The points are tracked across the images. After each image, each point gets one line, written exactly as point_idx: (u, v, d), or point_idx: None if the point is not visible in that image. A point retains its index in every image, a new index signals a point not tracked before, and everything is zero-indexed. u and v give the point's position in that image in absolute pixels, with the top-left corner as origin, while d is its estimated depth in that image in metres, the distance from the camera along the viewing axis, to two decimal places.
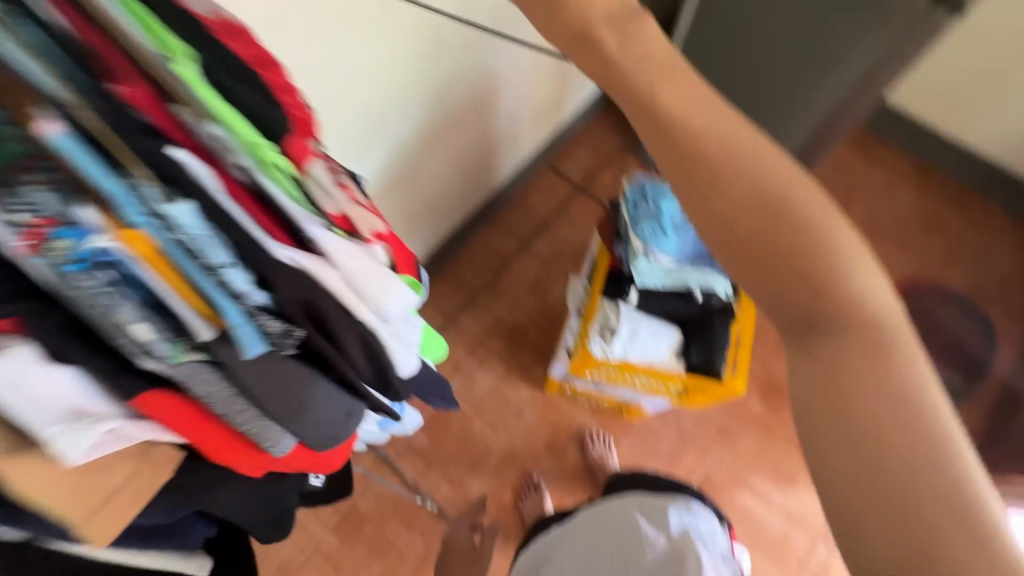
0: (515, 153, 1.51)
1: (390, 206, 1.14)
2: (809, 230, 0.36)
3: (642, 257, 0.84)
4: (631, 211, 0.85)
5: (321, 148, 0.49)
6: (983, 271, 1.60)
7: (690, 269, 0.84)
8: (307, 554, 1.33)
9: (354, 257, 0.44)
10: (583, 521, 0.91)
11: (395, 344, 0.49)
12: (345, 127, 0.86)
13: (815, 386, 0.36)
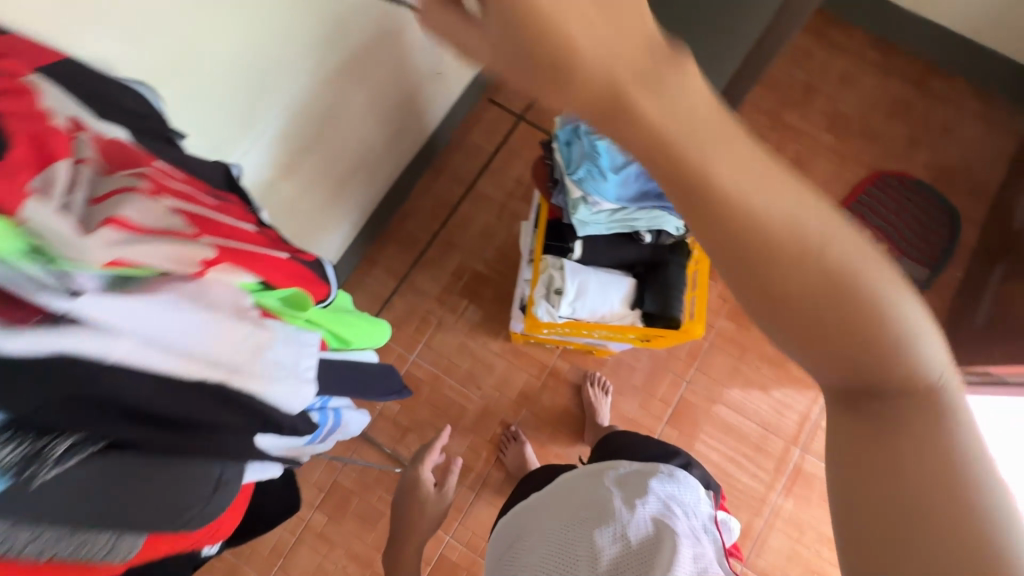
0: (445, 91, 1.35)
1: (306, 178, 1.02)
2: (880, 314, 0.31)
3: (581, 205, 0.75)
4: (564, 152, 0.76)
5: (103, 169, 0.41)
6: (952, 152, 1.53)
7: (636, 211, 0.76)
8: (298, 535, 1.33)
9: (144, 322, 0.40)
10: (564, 485, 0.93)
11: (253, 380, 0.47)
12: (218, 97, 0.73)
13: (875, 476, 0.33)
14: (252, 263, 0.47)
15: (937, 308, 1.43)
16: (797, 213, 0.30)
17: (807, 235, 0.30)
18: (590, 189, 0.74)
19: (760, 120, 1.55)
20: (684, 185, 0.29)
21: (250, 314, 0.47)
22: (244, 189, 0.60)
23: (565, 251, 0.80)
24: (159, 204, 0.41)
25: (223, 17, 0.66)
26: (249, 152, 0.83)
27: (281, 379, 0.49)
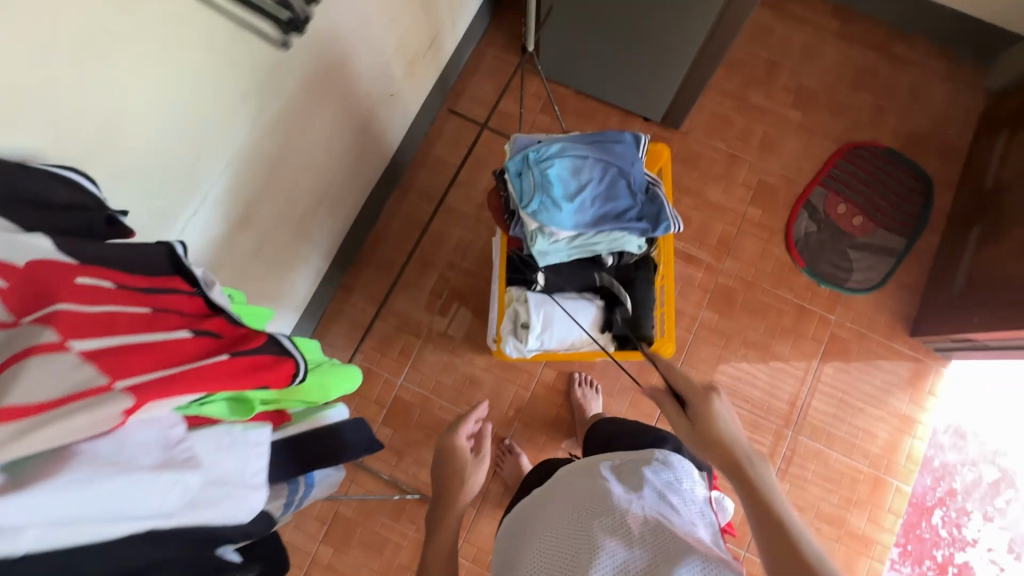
0: (401, 111, 1.32)
1: (264, 223, 0.99)
2: (764, 477, 0.63)
3: (539, 235, 0.75)
4: (517, 183, 0.74)
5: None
6: (919, 115, 1.52)
7: (595, 236, 0.75)
8: (306, 569, 1.34)
9: (54, 509, 0.37)
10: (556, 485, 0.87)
11: (191, 515, 0.46)
12: (158, 165, 0.71)
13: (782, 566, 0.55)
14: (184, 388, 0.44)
15: (916, 276, 1.43)
16: (740, 441, 0.68)
17: (744, 444, 0.68)
18: (546, 221, 0.73)
19: (724, 103, 1.53)
20: (697, 410, 0.72)
21: (178, 444, 0.47)
22: (189, 265, 0.55)
23: (528, 283, 0.80)
24: (62, 359, 0.39)
25: (137, 84, 0.63)
26: (198, 211, 0.81)
27: (222, 498, 0.49)
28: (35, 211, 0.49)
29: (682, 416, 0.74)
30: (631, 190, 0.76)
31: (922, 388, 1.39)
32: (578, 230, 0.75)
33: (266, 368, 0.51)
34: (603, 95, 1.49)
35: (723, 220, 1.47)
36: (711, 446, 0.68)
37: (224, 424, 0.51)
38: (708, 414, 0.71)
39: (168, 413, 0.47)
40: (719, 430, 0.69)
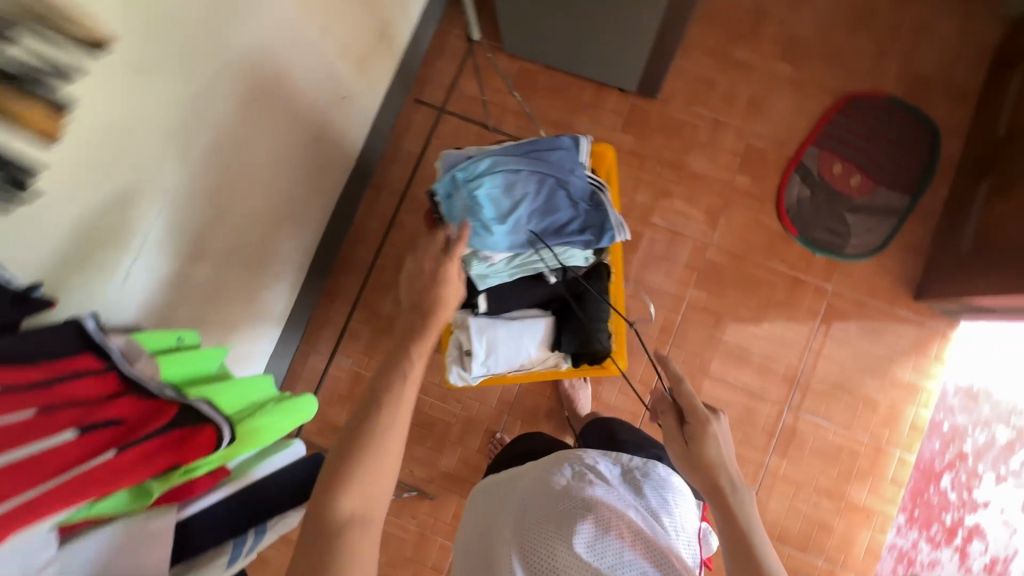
0: (358, 112, 1.28)
1: (217, 252, 0.98)
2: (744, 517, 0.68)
3: (476, 260, 0.75)
4: (448, 208, 0.74)
5: None
6: (925, 55, 1.38)
7: (533, 254, 0.75)
8: None
9: None
10: (534, 480, 0.78)
11: None
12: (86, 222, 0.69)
13: None
14: (57, 505, 0.41)
15: (921, 236, 1.34)
16: (723, 465, 0.72)
17: (722, 466, 0.71)
18: (479, 246, 0.73)
19: (706, 63, 1.42)
20: (689, 428, 0.75)
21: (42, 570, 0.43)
22: (102, 340, 0.55)
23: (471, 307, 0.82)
24: None
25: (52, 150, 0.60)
26: (139, 257, 0.80)
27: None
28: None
29: (680, 441, 0.76)
30: (571, 204, 0.75)
31: (926, 353, 1.33)
32: (515, 252, 0.76)
33: (174, 446, 0.51)
34: (573, 69, 1.40)
35: (709, 192, 1.39)
36: (705, 478, 0.71)
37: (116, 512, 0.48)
38: (707, 444, 0.73)
39: (43, 532, 0.44)
40: (715, 467, 0.71)
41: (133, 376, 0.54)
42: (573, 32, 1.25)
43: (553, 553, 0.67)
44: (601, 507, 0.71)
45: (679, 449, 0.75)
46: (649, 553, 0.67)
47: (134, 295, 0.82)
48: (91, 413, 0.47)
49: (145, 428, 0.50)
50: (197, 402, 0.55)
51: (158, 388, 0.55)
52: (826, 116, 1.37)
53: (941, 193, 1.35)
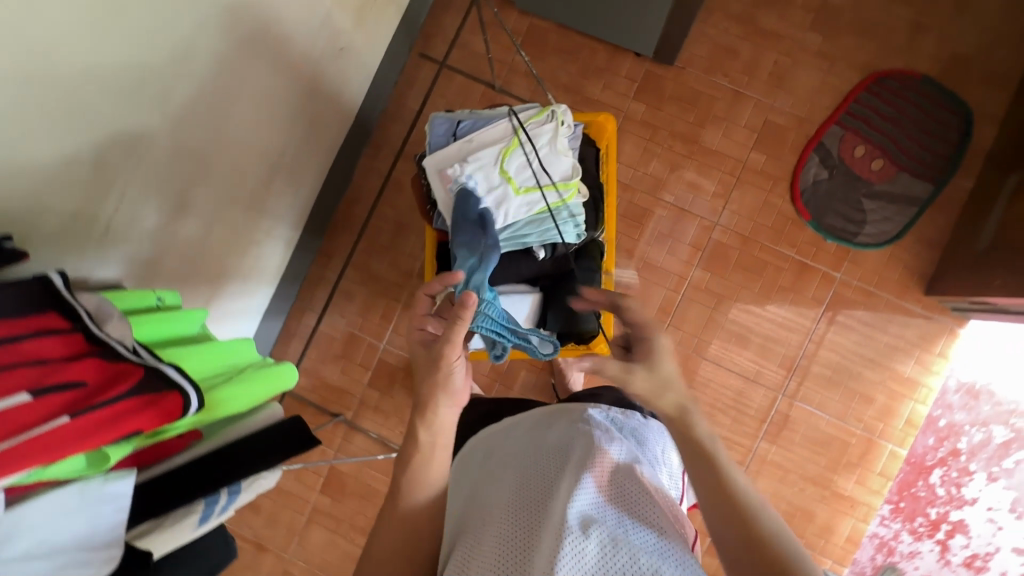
0: (357, 66, 1.22)
1: (204, 207, 0.96)
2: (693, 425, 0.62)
3: None
4: (435, 181, 0.73)
5: None
6: (965, 30, 1.27)
7: (524, 228, 0.75)
8: (308, 514, 1.45)
9: None
10: (533, 428, 0.72)
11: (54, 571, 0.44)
12: (60, 181, 0.67)
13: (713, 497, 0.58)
14: (15, 467, 0.41)
15: (939, 227, 1.28)
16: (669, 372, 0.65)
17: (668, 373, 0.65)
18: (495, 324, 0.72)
19: (729, 29, 1.33)
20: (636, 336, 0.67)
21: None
22: (69, 298, 0.55)
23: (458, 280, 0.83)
24: None
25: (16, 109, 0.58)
26: (121, 208, 0.79)
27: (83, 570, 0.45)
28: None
29: (638, 369, 0.64)
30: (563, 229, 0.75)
31: (932, 349, 1.29)
32: (506, 224, 0.75)
33: (140, 408, 0.50)
34: (587, 29, 1.32)
35: (721, 169, 1.33)
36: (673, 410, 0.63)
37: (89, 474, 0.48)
38: (656, 351, 0.65)
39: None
40: (668, 389, 0.64)
41: (99, 336, 0.54)
42: None
43: (537, 504, 0.58)
44: (596, 451, 0.65)
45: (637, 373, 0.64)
46: (642, 509, 0.60)
47: (117, 245, 0.81)
48: (56, 370, 0.48)
49: (116, 390, 0.49)
50: (163, 366, 0.54)
51: (124, 348, 0.55)
52: (851, 94, 1.29)
53: (967, 183, 1.27)
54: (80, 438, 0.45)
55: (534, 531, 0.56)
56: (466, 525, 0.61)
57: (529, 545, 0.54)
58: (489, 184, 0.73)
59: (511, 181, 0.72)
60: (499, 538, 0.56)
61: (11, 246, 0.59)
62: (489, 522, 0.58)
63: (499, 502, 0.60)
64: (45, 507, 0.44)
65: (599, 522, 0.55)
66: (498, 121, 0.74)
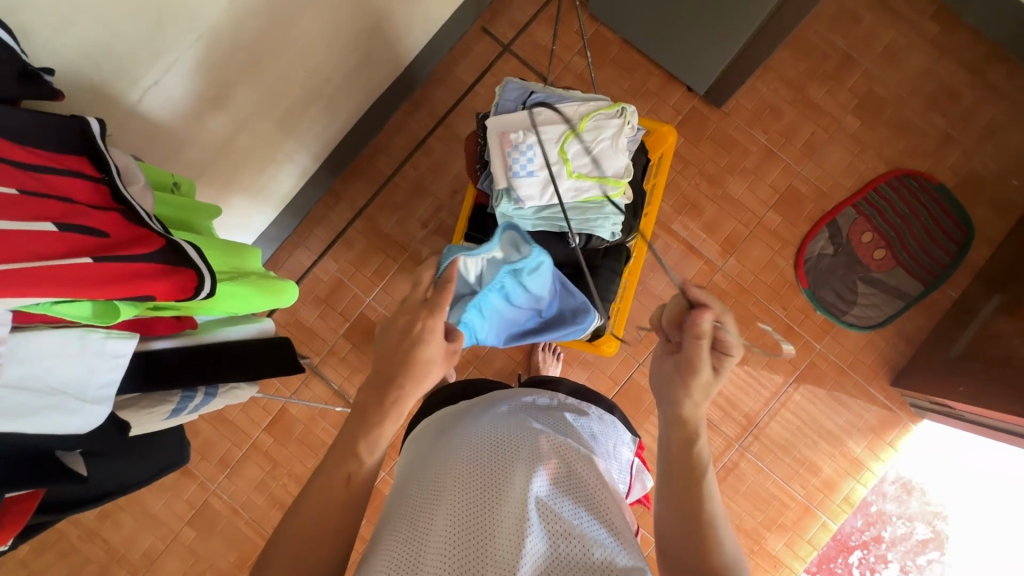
0: (423, 19, 1.21)
1: (237, 108, 0.93)
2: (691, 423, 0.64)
3: (507, 199, 0.77)
4: (496, 143, 0.75)
5: None
6: (985, 153, 1.36)
7: (565, 210, 0.77)
8: (245, 450, 1.41)
9: None
10: (499, 407, 0.67)
11: (60, 411, 0.48)
12: (114, 39, 0.66)
13: (675, 479, 0.62)
14: (19, 290, 0.40)
15: (919, 327, 1.35)
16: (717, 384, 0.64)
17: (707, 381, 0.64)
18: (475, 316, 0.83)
19: (780, 91, 1.38)
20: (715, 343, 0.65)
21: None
22: (103, 149, 0.52)
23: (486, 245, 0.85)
24: None
25: None
26: (162, 83, 0.76)
27: (46, 414, 0.47)
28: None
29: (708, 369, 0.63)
30: (603, 224, 0.78)
31: (883, 437, 1.35)
32: (548, 203, 0.76)
33: (145, 276, 0.47)
34: (649, 51, 1.34)
35: (738, 218, 1.37)
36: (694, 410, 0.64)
37: (99, 333, 0.50)
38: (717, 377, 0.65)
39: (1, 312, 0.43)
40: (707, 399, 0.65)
41: (125, 196, 0.51)
42: (662, 11, 1.20)
43: (486, 493, 0.51)
44: (558, 439, 0.59)
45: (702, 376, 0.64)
46: (599, 506, 0.53)
47: (146, 117, 0.77)
48: (80, 213, 0.46)
49: (126, 251, 0.46)
50: (182, 240, 0.52)
51: (146, 215, 0.52)
52: (871, 182, 1.36)
53: (955, 293, 1.34)
54: (90, 283, 0.44)
55: (485, 511, 0.49)
56: (415, 498, 0.55)
57: (480, 520, 0.48)
58: (545, 159, 0.74)
59: (567, 162, 0.74)
60: (446, 508, 0.50)
61: (50, 81, 0.54)
62: (439, 493, 0.53)
63: (452, 475, 0.54)
64: (44, 344, 0.47)
65: (552, 513, 0.49)
66: (570, 102, 0.76)
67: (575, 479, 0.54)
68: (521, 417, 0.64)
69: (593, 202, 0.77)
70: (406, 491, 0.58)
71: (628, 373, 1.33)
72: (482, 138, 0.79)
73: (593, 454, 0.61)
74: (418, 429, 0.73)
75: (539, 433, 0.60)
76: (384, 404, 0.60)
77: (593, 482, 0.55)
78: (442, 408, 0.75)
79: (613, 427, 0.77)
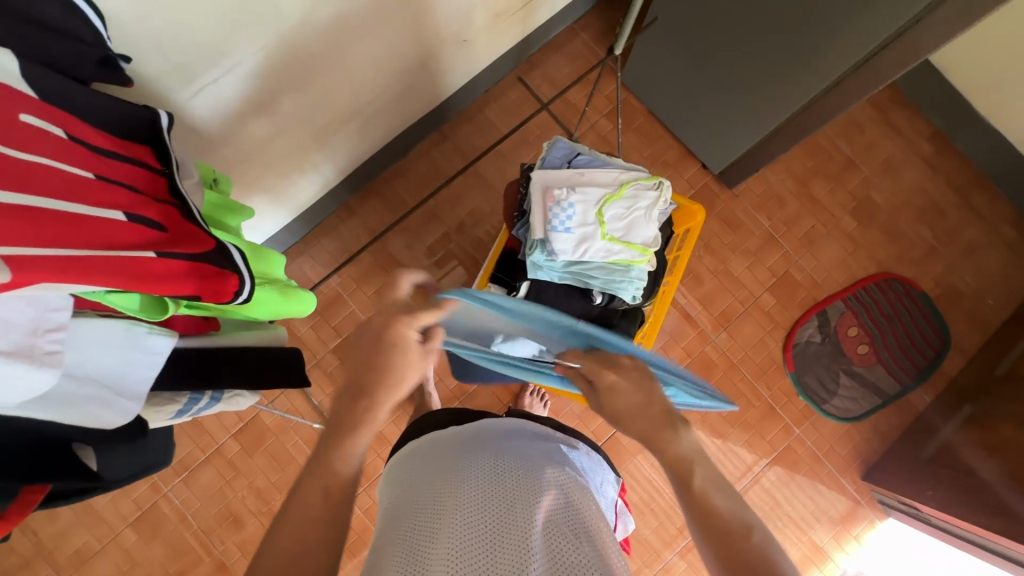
0: (468, 60, 1.26)
1: (281, 115, 0.94)
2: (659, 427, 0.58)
3: (540, 249, 0.79)
4: (537, 196, 0.78)
5: None
6: (965, 270, 1.45)
7: (593, 268, 0.79)
8: (208, 455, 1.34)
9: None
10: (493, 433, 0.68)
11: (83, 404, 0.49)
12: (188, 37, 0.68)
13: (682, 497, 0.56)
14: (84, 276, 0.39)
15: (892, 426, 1.39)
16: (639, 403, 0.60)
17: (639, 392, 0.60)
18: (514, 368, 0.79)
19: (786, 182, 1.47)
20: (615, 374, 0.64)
21: (47, 332, 0.44)
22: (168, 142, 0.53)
23: (511, 289, 0.86)
24: None
25: None
26: (219, 81, 0.78)
27: (91, 405, 0.49)
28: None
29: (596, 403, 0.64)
30: (628, 285, 0.80)
31: (849, 530, 1.37)
32: (578, 259, 0.78)
33: (194, 277, 0.48)
34: (672, 126, 1.42)
35: (735, 294, 1.42)
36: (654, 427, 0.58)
37: (134, 327, 0.53)
38: (615, 399, 0.61)
39: (60, 298, 0.46)
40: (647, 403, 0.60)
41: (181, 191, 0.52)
42: (691, 93, 1.27)
43: (489, 524, 0.51)
44: (555, 472, 0.60)
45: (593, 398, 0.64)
46: (598, 536, 0.53)
47: (197, 109, 0.79)
48: (141, 205, 0.46)
49: (179, 249, 0.47)
50: (230, 246, 0.53)
51: (198, 215, 0.52)
52: (861, 280, 1.43)
53: (928, 398, 1.40)
54: (145, 278, 0.43)
55: (489, 543, 0.49)
56: (413, 523, 0.54)
57: (483, 554, 0.49)
58: (582, 219, 0.77)
59: (602, 225, 0.77)
60: (448, 534, 0.51)
61: (123, 68, 0.55)
62: (446, 511, 0.53)
63: (451, 503, 0.54)
64: (91, 332, 0.50)
65: (557, 536, 0.50)
66: (612, 167, 0.81)
67: (574, 511, 0.55)
68: (517, 446, 0.65)
69: (619, 265, 0.79)
70: (401, 516, 0.57)
71: (611, 431, 1.33)
72: (524, 188, 0.82)
73: (587, 486, 0.62)
74: (404, 452, 0.73)
75: (535, 462, 0.61)
76: (357, 413, 0.58)
77: (590, 514, 0.56)
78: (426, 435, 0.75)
79: (600, 465, 0.78)
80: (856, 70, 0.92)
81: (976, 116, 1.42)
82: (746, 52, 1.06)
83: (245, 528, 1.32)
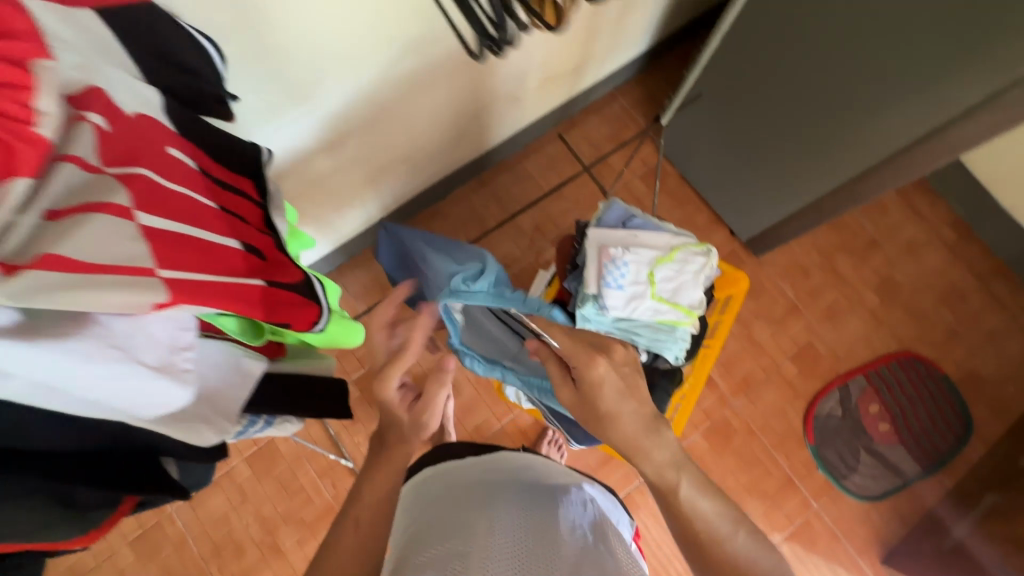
0: (516, 116, 1.33)
1: (344, 153, 0.99)
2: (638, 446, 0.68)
3: (592, 302, 0.83)
4: (593, 253, 0.84)
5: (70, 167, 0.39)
6: (987, 357, 1.46)
7: (641, 326, 0.82)
8: (218, 477, 1.32)
9: (104, 392, 0.41)
10: (505, 483, 0.81)
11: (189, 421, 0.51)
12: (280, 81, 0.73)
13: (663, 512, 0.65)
14: (216, 300, 0.43)
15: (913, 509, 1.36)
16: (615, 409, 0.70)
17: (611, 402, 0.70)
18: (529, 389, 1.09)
19: (811, 255, 1.50)
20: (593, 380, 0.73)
21: (181, 350, 0.48)
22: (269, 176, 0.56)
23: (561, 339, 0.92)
24: (124, 226, 0.39)
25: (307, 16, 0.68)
26: (298, 120, 0.83)
27: (199, 422, 0.52)
28: (136, 38, 0.45)
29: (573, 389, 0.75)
30: (673, 344, 0.82)
31: None
32: (627, 315, 0.82)
33: (294, 305, 0.52)
34: (704, 192, 1.47)
35: (757, 360, 1.43)
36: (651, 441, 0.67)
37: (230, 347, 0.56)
38: (596, 392, 0.71)
39: (191, 318, 0.49)
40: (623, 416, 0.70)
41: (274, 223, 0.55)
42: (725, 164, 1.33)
43: (512, 540, 0.64)
44: (560, 509, 0.74)
45: (572, 390, 0.74)
46: (604, 553, 0.65)
47: (274, 143, 0.84)
48: (247, 233, 0.51)
49: (278, 278, 0.51)
50: (314, 279, 0.56)
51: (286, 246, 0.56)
52: (882, 358, 1.45)
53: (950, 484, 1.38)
54: (255, 305, 0.47)
55: (514, 553, 0.61)
56: (443, 540, 0.66)
57: (510, 559, 0.60)
58: (635, 278, 0.82)
59: (653, 285, 0.82)
60: (479, 544, 0.62)
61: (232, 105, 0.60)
62: (474, 530, 0.66)
63: (478, 526, 0.66)
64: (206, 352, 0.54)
65: (570, 550, 0.63)
66: (663, 232, 0.86)
67: (580, 535, 0.68)
68: (526, 491, 0.78)
69: (665, 324, 0.82)
70: (428, 539, 0.68)
71: (628, 488, 1.32)
72: (578, 243, 0.88)
73: (591, 520, 0.75)
74: (422, 494, 0.85)
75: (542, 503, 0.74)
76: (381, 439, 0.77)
77: (593, 535, 0.69)
78: (443, 476, 0.87)
79: (611, 504, 0.89)
80: (891, 160, 0.95)
81: (998, 209, 1.46)
82: (782, 133, 1.12)
83: (246, 557, 1.29)
